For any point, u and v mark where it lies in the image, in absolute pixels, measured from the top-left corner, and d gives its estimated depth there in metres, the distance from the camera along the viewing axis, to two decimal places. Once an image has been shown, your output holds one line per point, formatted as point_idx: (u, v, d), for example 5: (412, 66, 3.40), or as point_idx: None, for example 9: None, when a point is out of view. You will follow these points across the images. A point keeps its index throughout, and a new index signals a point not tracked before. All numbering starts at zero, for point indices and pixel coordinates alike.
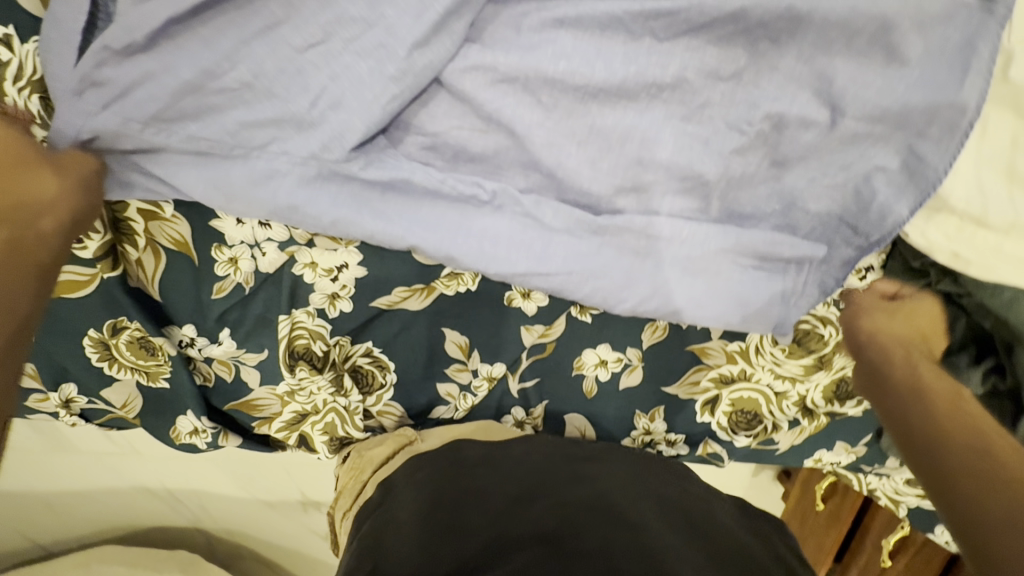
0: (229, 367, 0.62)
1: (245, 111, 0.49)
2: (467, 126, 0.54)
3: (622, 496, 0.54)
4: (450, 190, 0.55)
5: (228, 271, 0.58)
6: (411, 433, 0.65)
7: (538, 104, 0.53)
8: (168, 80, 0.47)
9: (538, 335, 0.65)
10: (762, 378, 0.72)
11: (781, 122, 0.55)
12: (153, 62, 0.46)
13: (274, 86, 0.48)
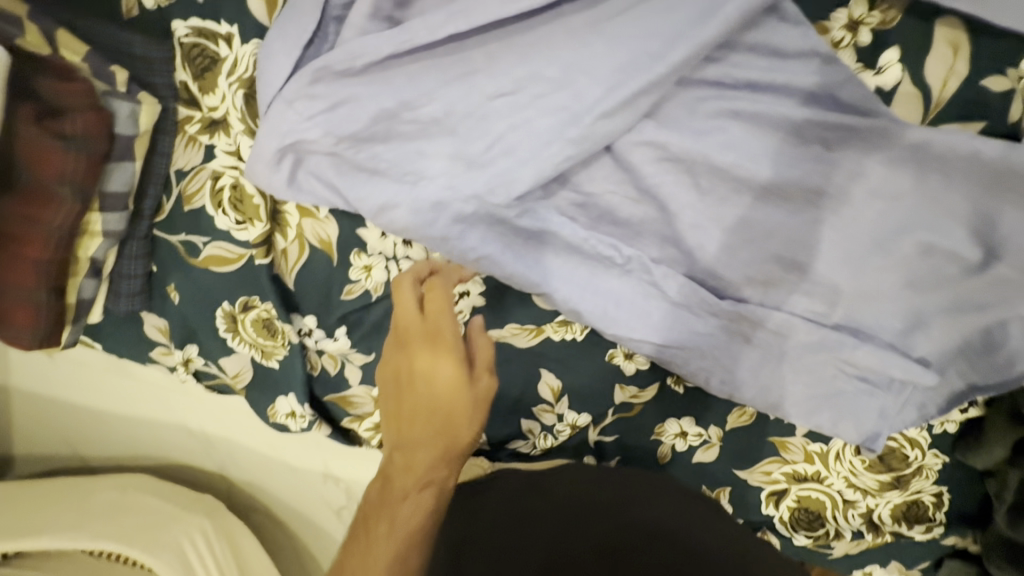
0: (335, 362, 0.65)
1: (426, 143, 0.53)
2: (617, 191, 0.56)
3: (671, 521, 0.60)
4: (590, 249, 0.57)
5: (361, 277, 0.61)
6: (485, 462, 0.71)
7: (691, 185, 0.55)
8: (367, 104, 0.52)
9: (629, 395, 0.66)
10: (835, 483, 0.71)
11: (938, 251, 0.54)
12: (362, 86, 0.52)
13: (458, 126, 0.52)
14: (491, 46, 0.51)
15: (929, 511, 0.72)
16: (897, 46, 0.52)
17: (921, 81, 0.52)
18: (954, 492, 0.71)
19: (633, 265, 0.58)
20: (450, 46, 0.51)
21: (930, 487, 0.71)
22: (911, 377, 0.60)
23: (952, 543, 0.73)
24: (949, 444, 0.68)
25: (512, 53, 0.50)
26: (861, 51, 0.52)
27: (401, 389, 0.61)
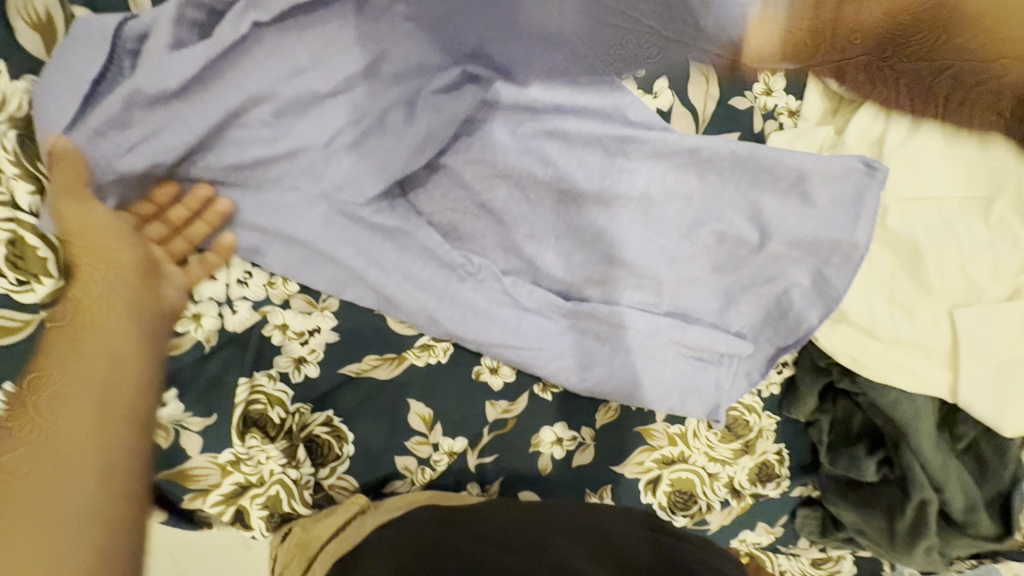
0: (168, 433, 0.55)
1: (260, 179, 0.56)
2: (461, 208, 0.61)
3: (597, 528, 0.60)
4: (443, 254, 0.61)
5: (189, 328, 0.55)
6: (364, 501, 0.62)
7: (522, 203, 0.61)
8: (179, 140, 0.51)
9: (500, 411, 0.67)
10: (698, 459, 0.78)
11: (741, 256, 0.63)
12: (174, 124, 0.51)
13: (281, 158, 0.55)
14: (300, 77, 0.53)
15: (777, 468, 0.81)
16: (667, 74, 0.63)
17: (687, 102, 0.65)
18: (790, 447, 0.81)
19: (482, 276, 0.62)
20: (259, 81, 0.52)
21: (773, 447, 0.81)
22: (734, 350, 0.69)
23: (800, 494, 0.84)
24: (777, 404, 0.79)
25: (325, 80, 0.54)
26: (640, 79, 0.62)
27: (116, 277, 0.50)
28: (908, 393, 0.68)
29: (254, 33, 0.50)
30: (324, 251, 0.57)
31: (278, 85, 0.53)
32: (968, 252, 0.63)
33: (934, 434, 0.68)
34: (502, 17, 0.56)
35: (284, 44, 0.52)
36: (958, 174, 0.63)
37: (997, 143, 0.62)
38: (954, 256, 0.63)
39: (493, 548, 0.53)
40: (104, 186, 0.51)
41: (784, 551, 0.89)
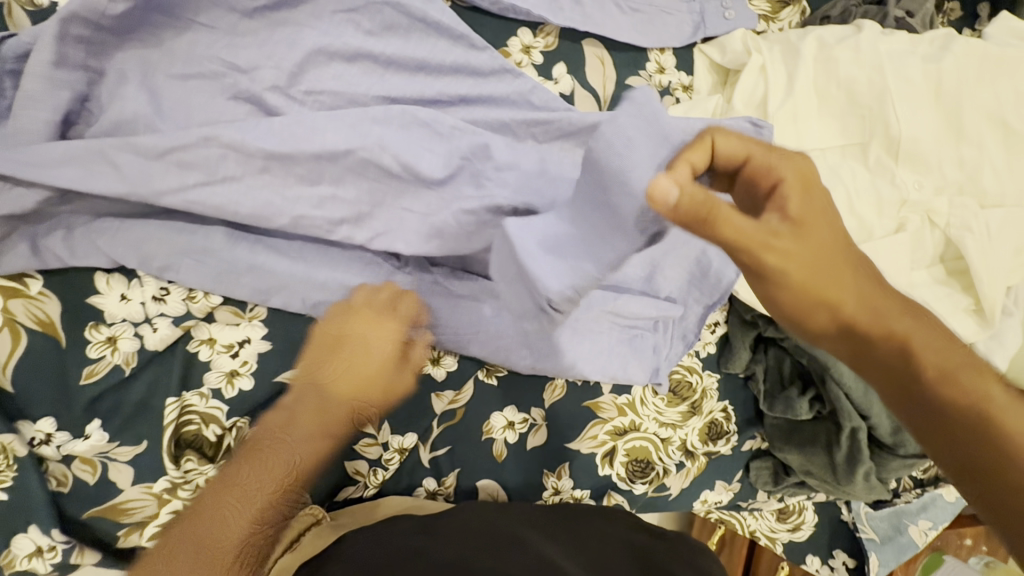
0: (93, 467, 0.54)
1: (160, 185, 0.49)
2: (378, 201, 0.56)
3: (563, 531, 0.63)
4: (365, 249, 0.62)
5: (104, 352, 0.53)
6: (319, 510, 0.60)
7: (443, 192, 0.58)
8: (54, 150, 0.47)
9: (447, 402, 0.67)
10: (649, 426, 0.80)
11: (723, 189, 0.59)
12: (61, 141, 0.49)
13: (158, 159, 0.49)
14: (195, 84, 0.52)
15: (725, 425, 0.85)
16: (563, 61, 0.67)
17: (588, 86, 0.68)
18: (733, 403, 0.85)
19: (411, 270, 0.65)
20: (150, 93, 0.51)
21: (718, 405, 0.84)
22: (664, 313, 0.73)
23: (750, 448, 0.87)
24: (715, 362, 0.83)
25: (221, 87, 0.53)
26: (538, 67, 0.66)
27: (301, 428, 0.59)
28: None
29: (145, 49, 0.50)
30: (242, 259, 0.56)
31: (173, 93, 0.51)
32: (855, 194, 0.69)
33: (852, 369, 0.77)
34: (396, 15, 0.58)
35: (177, 52, 0.51)
36: (835, 126, 0.70)
37: (863, 94, 0.68)
38: (844, 200, 0.69)
39: (470, 548, 0.56)
40: None
41: (746, 507, 0.93)
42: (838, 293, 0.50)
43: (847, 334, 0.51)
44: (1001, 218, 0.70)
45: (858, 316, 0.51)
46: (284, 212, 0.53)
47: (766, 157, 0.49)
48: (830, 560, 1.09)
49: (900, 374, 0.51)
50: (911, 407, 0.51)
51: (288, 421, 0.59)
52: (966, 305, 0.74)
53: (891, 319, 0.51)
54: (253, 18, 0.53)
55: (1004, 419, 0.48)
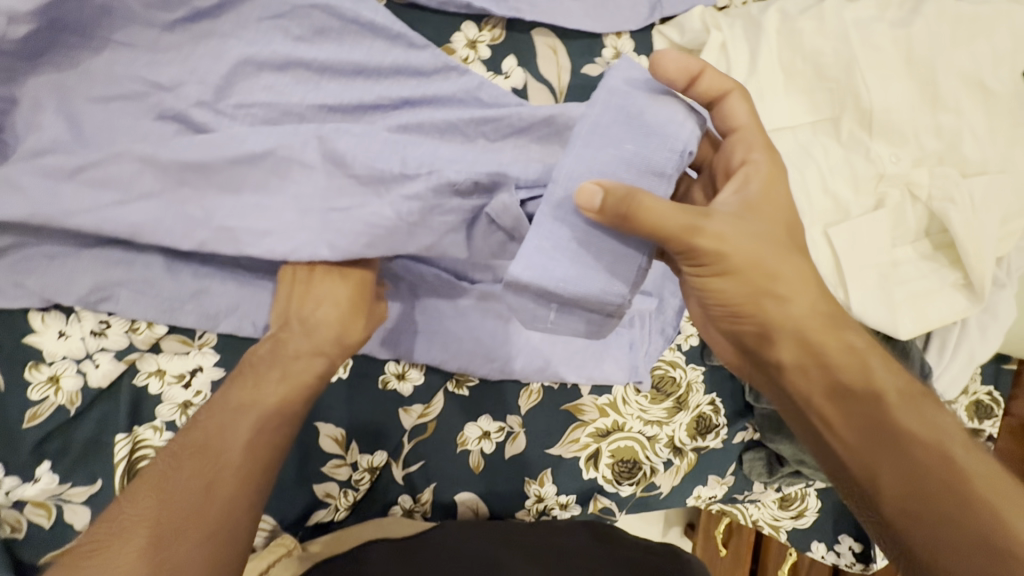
0: (47, 510, 0.52)
1: (71, 205, 0.47)
2: (305, 203, 0.51)
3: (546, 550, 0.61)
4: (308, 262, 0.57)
5: (47, 393, 0.51)
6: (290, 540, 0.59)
7: (374, 191, 0.51)
8: None
9: (416, 417, 0.65)
10: (634, 425, 0.78)
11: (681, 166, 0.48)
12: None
13: (81, 190, 0.47)
14: (117, 107, 0.50)
15: (713, 419, 0.82)
16: (512, 54, 0.65)
17: (541, 78, 0.65)
18: (721, 395, 0.83)
19: None
20: (71, 119, 0.49)
21: (705, 398, 0.82)
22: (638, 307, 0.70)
23: (742, 440, 0.85)
24: (698, 354, 0.81)
25: (146, 107, 0.50)
26: (486, 62, 0.64)
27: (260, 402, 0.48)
28: None
29: (60, 74, 0.48)
30: (179, 282, 0.52)
31: (96, 119, 0.49)
32: (827, 172, 0.66)
33: None
34: (327, 18, 0.55)
35: (95, 75, 0.49)
36: (803, 101, 0.66)
37: (831, 64, 0.65)
38: (814, 179, 0.66)
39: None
40: None
41: (743, 499, 0.90)
42: (785, 294, 0.47)
43: (790, 336, 0.48)
44: (984, 187, 0.67)
45: (806, 325, 0.48)
46: (209, 223, 0.50)
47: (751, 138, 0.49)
48: (835, 546, 1.07)
49: (848, 394, 0.46)
50: (855, 432, 0.45)
51: (257, 375, 0.49)
52: (955, 280, 0.71)
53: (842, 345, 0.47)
54: (174, 31, 0.51)
55: (957, 458, 0.42)
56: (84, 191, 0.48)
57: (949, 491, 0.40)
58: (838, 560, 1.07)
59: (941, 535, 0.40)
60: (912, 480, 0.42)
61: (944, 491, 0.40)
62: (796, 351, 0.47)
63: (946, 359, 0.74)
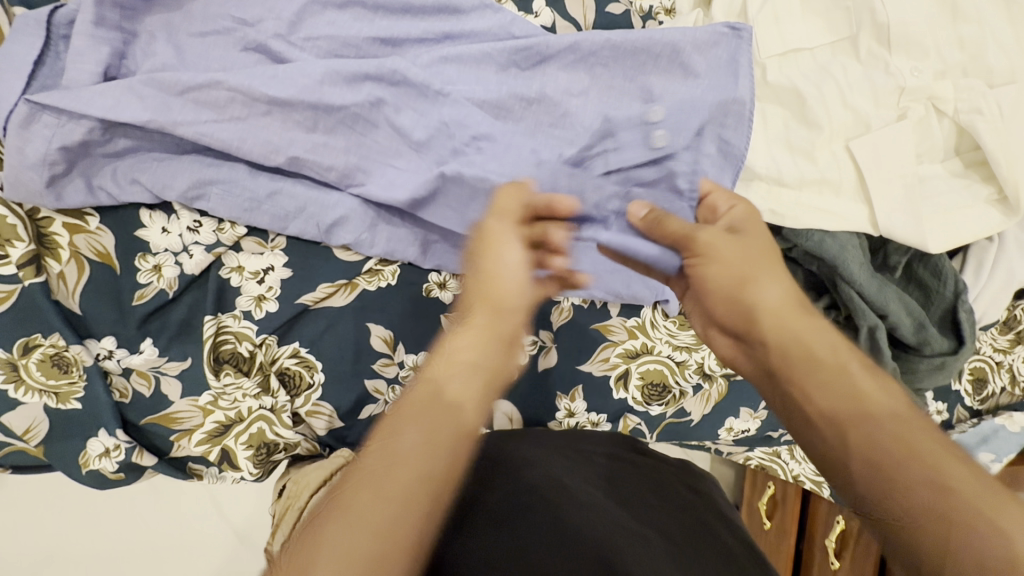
0: (148, 379, 0.62)
1: (178, 109, 0.57)
2: (370, 145, 0.63)
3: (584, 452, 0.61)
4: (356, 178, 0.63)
5: (152, 278, 0.61)
6: (348, 454, 0.66)
7: (421, 111, 0.63)
8: (97, 94, 0.55)
9: (456, 323, 0.71)
10: (663, 349, 0.81)
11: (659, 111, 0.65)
12: (95, 85, 0.56)
13: (182, 101, 0.57)
14: (212, 39, 0.60)
15: None
16: None
17: (568, 17, 0.72)
18: None
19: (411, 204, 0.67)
20: (176, 49, 0.60)
21: None
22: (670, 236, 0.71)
23: None
24: None
25: (233, 39, 0.61)
26: (518, 3, 0.71)
27: (468, 355, 0.51)
28: (829, 232, 0.70)
29: (170, 10, 0.59)
30: (258, 184, 0.62)
31: (195, 50, 0.60)
32: (847, 88, 0.68)
33: (868, 273, 0.71)
34: None
35: (194, 11, 0.60)
36: (819, 24, 0.70)
37: None
38: (834, 94, 0.68)
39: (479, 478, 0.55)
40: (36, 162, 0.55)
41: (777, 438, 0.91)
42: (767, 312, 0.55)
43: (784, 367, 0.53)
44: (1012, 95, 0.68)
45: (795, 330, 0.54)
46: (282, 152, 0.60)
47: (723, 195, 0.61)
48: None
49: (826, 395, 0.50)
50: (825, 399, 0.50)
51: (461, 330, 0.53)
52: (988, 195, 0.70)
53: (849, 363, 0.51)
54: None
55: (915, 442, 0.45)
56: (184, 100, 0.57)
57: (942, 497, 0.42)
58: None
59: (913, 518, 0.42)
60: (933, 483, 0.42)
61: (924, 485, 0.42)
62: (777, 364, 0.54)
63: (983, 280, 0.74)
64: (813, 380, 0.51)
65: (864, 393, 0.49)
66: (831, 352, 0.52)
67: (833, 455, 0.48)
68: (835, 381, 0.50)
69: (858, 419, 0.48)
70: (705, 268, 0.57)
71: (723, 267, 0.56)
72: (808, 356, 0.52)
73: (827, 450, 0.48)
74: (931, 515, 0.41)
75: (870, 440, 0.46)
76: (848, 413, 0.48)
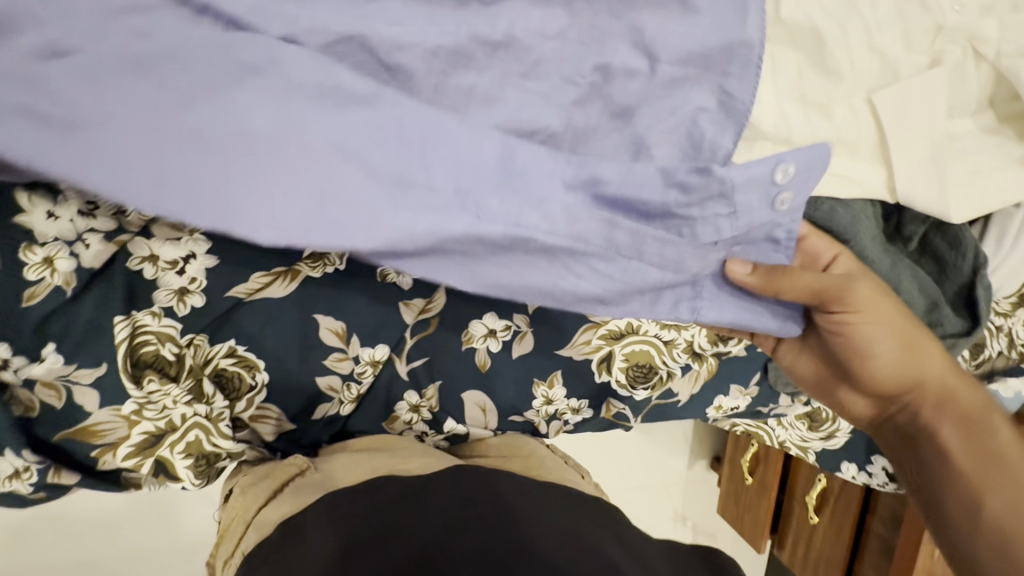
0: (57, 390, 0.53)
1: None
2: (301, 172, 0.42)
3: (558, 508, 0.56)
4: None
5: (43, 274, 0.51)
6: (302, 462, 0.60)
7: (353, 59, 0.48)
8: None
9: (418, 311, 0.63)
10: (650, 329, 0.73)
11: (711, 168, 0.49)
12: None
13: None
14: None
15: None
16: None
17: None
18: None
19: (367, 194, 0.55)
20: None
21: None
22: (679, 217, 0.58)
23: (769, 348, 0.79)
24: None
25: None
26: None
27: None
28: (840, 200, 0.62)
29: None
30: None
31: None
32: (875, 27, 0.57)
33: (881, 245, 0.64)
34: None
35: None
36: None
37: None
38: (861, 36, 0.57)
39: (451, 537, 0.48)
40: None
41: (766, 413, 0.86)
42: (924, 351, 0.63)
43: (915, 395, 0.65)
44: None
45: (893, 349, 0.63)
46: None
47: (823, 240, 0.62)
48: (867, 467, 1.02)
49: (942, 433, 0.64)
50: (947, 423, 0.63)
51: None
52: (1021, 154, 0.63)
53: (927, 378, 0.64)
54: None
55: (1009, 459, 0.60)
56: None
57: (980, 509, 0.59)
58: (870, 480, 1.03)
59: (973, 520, 0.60)
60: (1018, 500, 0.58)
61: (981, 510, 0.59)
62: (909, 387, 0.65)
63: (1003, 251, 0.68)
64: (930, 408, 0.64)
65: (948, 406, 0.64)
66: (915, 375, 0.64)
67: (923, 460, 0.65)
68: (937, 412, 0.64)
69: (982, 425, 0.62)
70: (874, 326, 0.61)
71: (869, 306, 0.61)
72: (903, 377, 0.64)
73: (921, 465, 0.65)
74: (989, 526, 0.58)
75: (940, 454, 0.64)
76: (964, 433, 0.63)
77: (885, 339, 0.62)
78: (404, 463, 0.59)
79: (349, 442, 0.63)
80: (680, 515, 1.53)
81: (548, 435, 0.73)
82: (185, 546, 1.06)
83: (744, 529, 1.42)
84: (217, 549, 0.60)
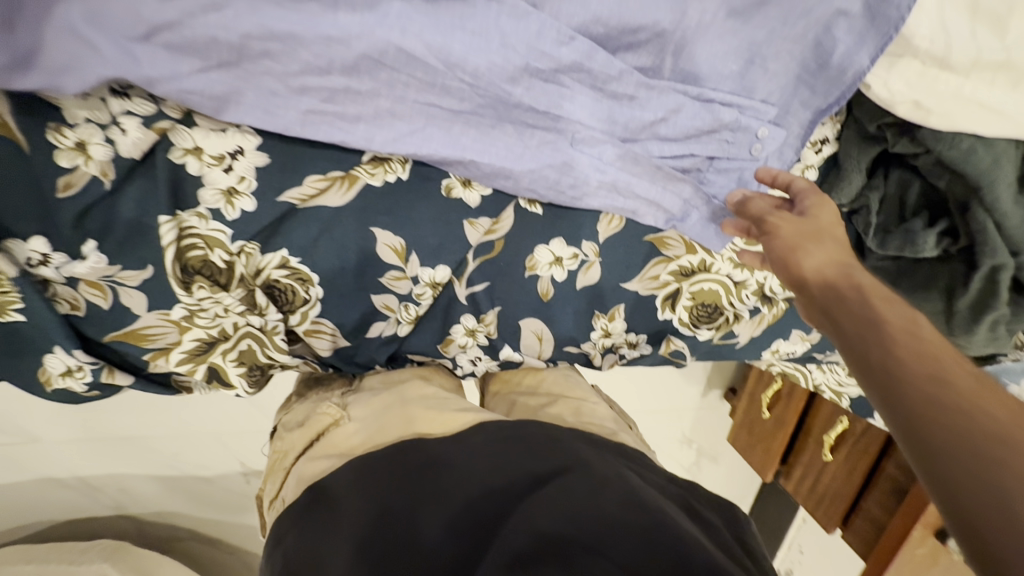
0: (102, 290, 0.49)
1: None
2: (463, 79, 0.48)
3: (617, 473, 0.48)
4: (413, 44, 0.46)
5: (77, 161, 0.46)
6: (336, 412, 0.57)
7: None
8: None
9: (483, 232, 0.58)
10: (722, 268, 0.67)
11: (842, 67, 0.54)
12: None
13: None
14: None
15: None
16: None
17: None
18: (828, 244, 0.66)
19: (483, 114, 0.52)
20: None
21: None
22: (765, 140, 0.58)
23: None
24: None
25: None
26: None
27: None
28: (984, 138, 0.56)
29: None
30: (227, 30, 0.43)
31: None
32: None
33: (1014, 196, 0.58)
34: None
35: None
36: None
37: None
38: None
39: (480, 528, 0.43)
40: None
41: (821, 359, 0.82)
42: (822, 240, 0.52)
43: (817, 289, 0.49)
44: None
45: (836, 264, 0.50)
46: None
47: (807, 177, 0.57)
48: None
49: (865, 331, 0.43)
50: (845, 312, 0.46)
51: None
52: None
53: (848, 277, 0.48)
54: None
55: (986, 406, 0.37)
56: None
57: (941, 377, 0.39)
58: None
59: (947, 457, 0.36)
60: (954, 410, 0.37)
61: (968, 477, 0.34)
62: (814, 284, 0.49)
63: None
64: (842, 303, 0.47)
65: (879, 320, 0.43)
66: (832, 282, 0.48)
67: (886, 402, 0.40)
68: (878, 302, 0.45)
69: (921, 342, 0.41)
70: (825, 204, 0.54)
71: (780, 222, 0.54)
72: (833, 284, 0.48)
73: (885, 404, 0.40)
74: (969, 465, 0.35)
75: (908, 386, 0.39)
76: (906, 342, 0.41)
77: (803, 220, 0.53)
78: (421, 419, 0.54)
79: (394, 372, 0.61)
80: (687, 438, 1.50)
81: (602, 367, 0.68)
82: (216, 432, 1.02)
83: (752, 458, 1.38)
84: (263, 485, 0.59)
